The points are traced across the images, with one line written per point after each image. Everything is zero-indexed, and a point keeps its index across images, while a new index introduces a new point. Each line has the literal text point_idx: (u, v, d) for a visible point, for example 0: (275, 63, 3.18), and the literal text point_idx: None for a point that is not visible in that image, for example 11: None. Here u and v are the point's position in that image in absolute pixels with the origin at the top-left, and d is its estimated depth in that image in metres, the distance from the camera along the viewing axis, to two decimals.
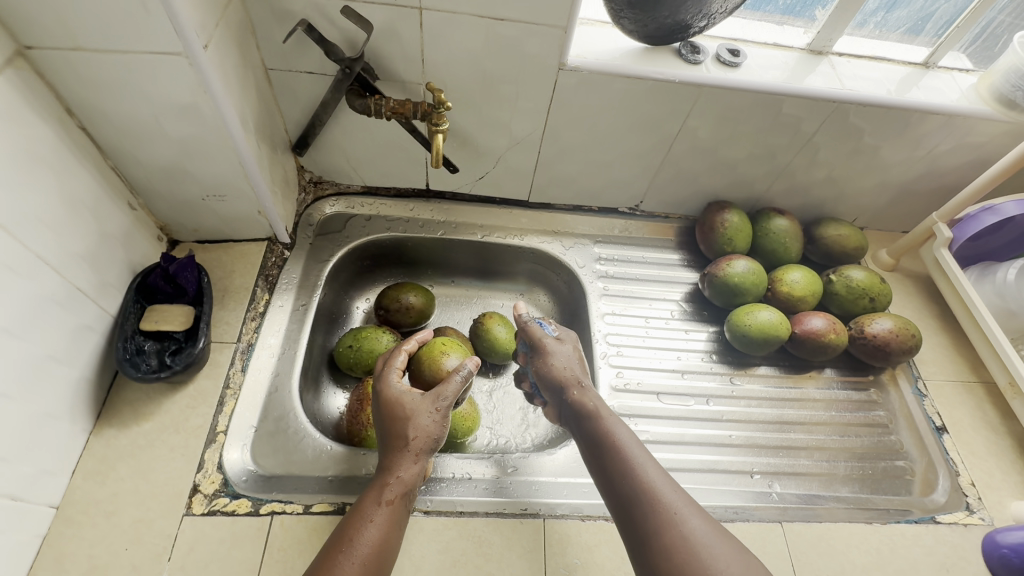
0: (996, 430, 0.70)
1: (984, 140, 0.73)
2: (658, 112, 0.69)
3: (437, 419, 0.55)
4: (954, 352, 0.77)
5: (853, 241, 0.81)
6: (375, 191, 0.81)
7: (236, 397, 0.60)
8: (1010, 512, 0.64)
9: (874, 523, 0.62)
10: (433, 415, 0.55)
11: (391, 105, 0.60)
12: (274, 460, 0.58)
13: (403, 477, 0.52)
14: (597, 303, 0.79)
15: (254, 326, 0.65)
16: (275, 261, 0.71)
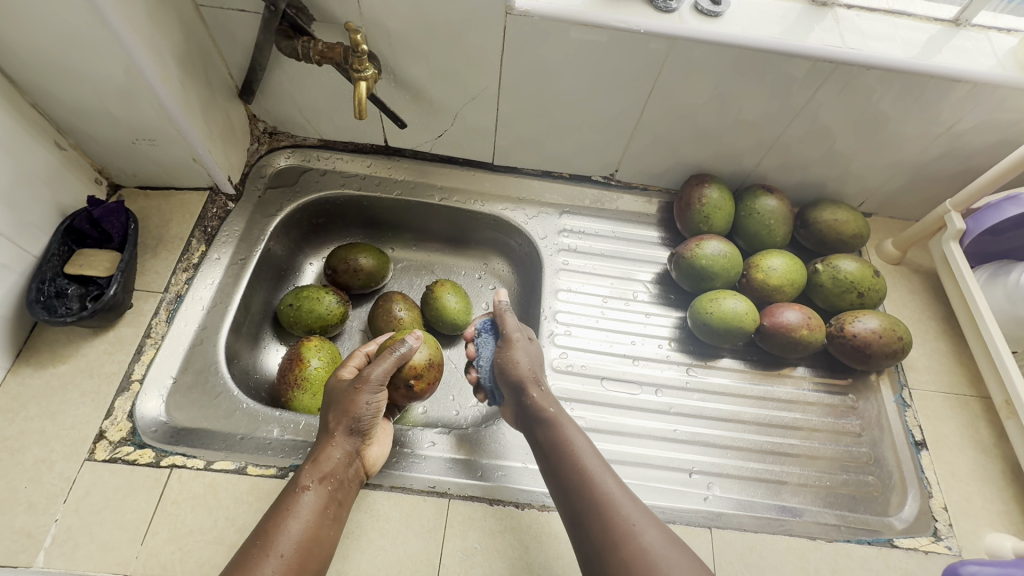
0: (985, 450, 0.62)
1: (1018, 117, 0.62)
2: (624, 67, 0.62)
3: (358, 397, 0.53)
4: (953, 360, 0.68)
5: (851, 228, 0.72)
6: (332, 145, 0.78)
7: (156, 346, 0.59)
8: (983, 544, 0.57)
9: (817, 539, 0.56)
10: (356, 393, 0.54)
11: (319, 48, 0.56)
12: (186, 413, 0.57)
13: (324, 461, 0.50)
14: (554, 278, 0.74)
15: (185, 277, 0.64)
16: (216, 212, 0.69)
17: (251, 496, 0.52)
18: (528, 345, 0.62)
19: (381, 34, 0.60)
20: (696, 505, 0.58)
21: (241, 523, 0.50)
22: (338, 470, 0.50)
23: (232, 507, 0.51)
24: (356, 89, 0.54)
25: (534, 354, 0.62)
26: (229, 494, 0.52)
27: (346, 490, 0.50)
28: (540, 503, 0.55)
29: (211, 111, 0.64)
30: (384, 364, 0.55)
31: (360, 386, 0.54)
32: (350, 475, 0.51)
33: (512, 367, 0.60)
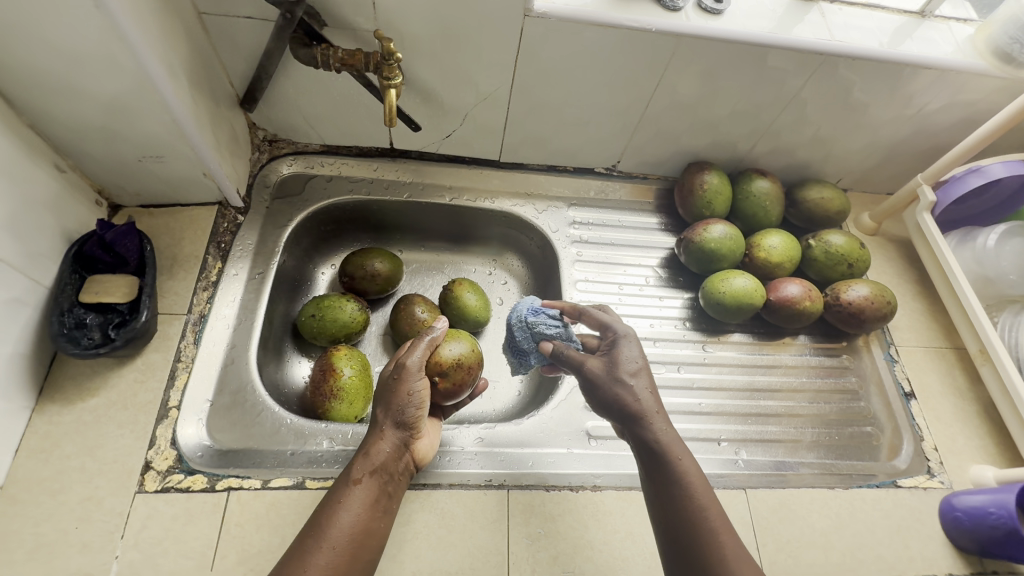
0: (963, 394, 0.71)
1: (977, 98, 0.70)
2: (633, 64, 0.64)
3: (403, 387, 0.53)
4: (929, 318, 0.76)
5: (835, 205, 0.79)
6: (336, 150, 0.76)
7: (188, 370, 0.57)
8: (969, 475, 0.65)
9: (835, 487, 0.63)
10: (400, 382, 0.53)
11: (340, 55, 0.55)
12: (230, 435, 0.56)
13: (373, 454, 0.50)
14: (570, 269, 0.76)
15: (206, 297, 0.62)
16: (227, 226, 0.67)
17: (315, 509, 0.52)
18: (617, 359, 0.56)
19: (395, 37, 0.60)
20: (729, 470, 0.63)
21: None
22: (388, 463, 0.50)
23: (297, 522, 0.51)
24: (386, 98, 0.53)
25: (636, 365, 0.56)
26: (292, 510, 0.52)
27: (396, 483, 0.50)
28: (592, 484, 0.58)
29: (218, 123, 0.62)
30: (423, 350, 0.55)
31: (402, 374, 0.54)
32: (399, 467, 0.51)
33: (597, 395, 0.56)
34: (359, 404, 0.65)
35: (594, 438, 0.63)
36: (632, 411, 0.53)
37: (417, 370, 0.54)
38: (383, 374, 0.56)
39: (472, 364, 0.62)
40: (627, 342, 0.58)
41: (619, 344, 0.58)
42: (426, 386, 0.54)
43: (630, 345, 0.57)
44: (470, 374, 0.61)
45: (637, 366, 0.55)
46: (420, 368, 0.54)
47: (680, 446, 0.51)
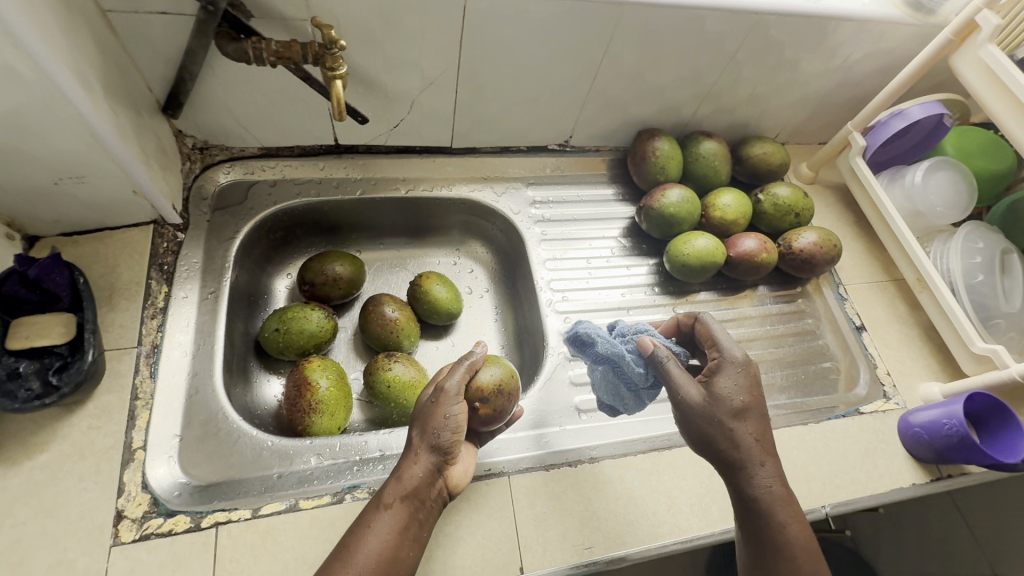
0: (906, 321, 0.77)
1: (893, 46, 0.74)
2: (579, 36, 0.64)
3: (438, 411, 0.51)
4: (869, 255, 0.82)
5: (777, 159, 0.82)
6: (276, 152, 0.71)
7: (149, 407, 0.53)
8: (919, 393, 0.71)
9: (808, 423, 0.67)
10: (436, 406, 0.51)
11: (274, 48, 0.51)
12: (207, 468, 0.52)
13: (404, 478, 0.48)
14: (537, 249, 0.76)
15: (155, 325, 0.57)
16: (167, 246, 0.61)
17: (315, 529, 0.50)
18: (728, 395, 0.50)
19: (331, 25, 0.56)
20: None
21: (313, 558, 0.48)
22: (419, 489, 0.48)
23: (298, 545, 0.49)
24: (333, 90, 0.50)
25: (740, 399, 0.50)
26: (289, 534, 0.49)
27: (428, 510, 0.48)
28: (589, 457, 0.60)
29: (142, 134, 0.56)
30: (461, 373, 0.53)
31: (439, 399, 0.51)
32: (431, 495, 0.49)
33: (689, 423, 0.50)
34: (340, 413, 0.63)
35: (584, 412, 0.65)
36: (728, 447, 0.49)
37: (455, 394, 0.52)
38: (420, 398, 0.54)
39: (508, 385, 0.57)
40: (741, 372, 0.51)
41: (722, 373, 0.51)
42: (463, 410, 0.52)
43: (735, 374, 0.51)
44: (506, 395, 0.57)
45: (746, 400, 0.50)
46: (458, 393, 0.52)
47: (777, 484, 0.49)
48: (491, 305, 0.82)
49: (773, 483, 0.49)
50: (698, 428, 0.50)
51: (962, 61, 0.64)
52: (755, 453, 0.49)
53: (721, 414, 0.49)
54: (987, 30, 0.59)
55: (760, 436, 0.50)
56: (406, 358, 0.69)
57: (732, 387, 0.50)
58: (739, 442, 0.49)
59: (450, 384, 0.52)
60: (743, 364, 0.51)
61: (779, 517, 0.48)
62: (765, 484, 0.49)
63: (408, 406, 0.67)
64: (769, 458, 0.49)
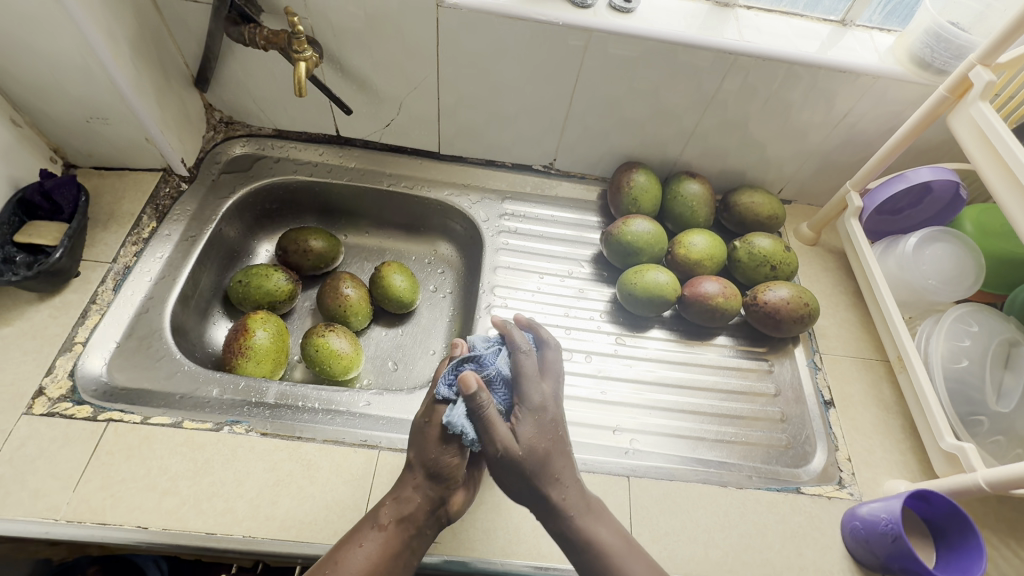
0: (888, 407, 0.67)
1: (902, 106, 0.69)
2: (549, 57, 0.68)
3: (437, 433, 0.50)
4: (861, 329, 0.74)
5: (767, 210, 0.78)
6: (286, 135, 0.82)
7: (101, 312, 0.62)
8: (882, 489, 0.61)
9: (728, 486, 0.60)
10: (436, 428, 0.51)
11: (265, 34, 0.61)
12: (127, 374, 0.59)
13: (402, 501, 0.49)
14: (494, 257, 0.78)
15: (133, 251, 0.67)
16: (169, 192, 0.73)
17: (186, 447, 0.54)
18: (528, 440, 0.50)
19: (325, 26, 0.66)
20: (618, 457, 0.62)
21: (173, 472, 0.52)
22: (416, 515, 0.49)
23: (165, 457, 0.53)
24: (296, 69, 0.59)
25: (537, 442, 0.50)
26: (163, 445, 0.54)
27: (421, 538, 0.49)
28: None
29: (166, 96, 0.68)
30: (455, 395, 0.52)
31: (434, 419, 0.51)
32: (429, 520, 0.49)
33: (505, 468, 0.50)
34: (267, 364, 0.68)
35: None
36: (535, 487, 0.50)
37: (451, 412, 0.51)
38: (416, 417, 0.53)
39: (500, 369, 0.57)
40: (538, 417, 0.52)
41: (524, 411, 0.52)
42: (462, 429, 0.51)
43: (530, 421, 0.51)
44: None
45: (536, 445, 0.50)
46: None
47: (582, 505, 0.50)
48: (449, 307, 0.84)
49: (578, 511, 0.50)
50: (513, 472, 0.50)
51: (957, 121, 0.58)
52: (558, 483, 0.50)
53: (528, 461, 0.49)
54: (979, 86, 0.54)
55: (554, 471, 0.50)
56: (345, 332, 0.73)
57: (528, 432, 0.50)
58: (547, 481, 0.50)
59: (444, 403, 0.51)
60: (546, 409, 0.52)
61: (592, 539, 0.49)
62: (570, 515, 0.49)
63: (332, 373, 0.71)
64: (572, 486, 0.51)
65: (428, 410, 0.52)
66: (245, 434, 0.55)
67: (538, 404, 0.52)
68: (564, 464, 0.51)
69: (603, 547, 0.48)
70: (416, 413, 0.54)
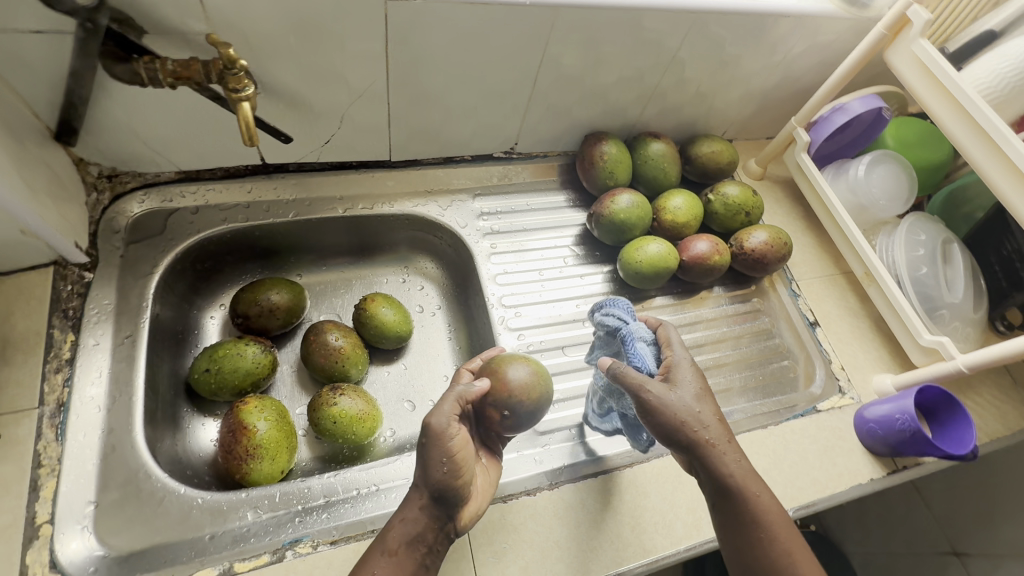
0: (858, 314, 0.78)
1: (832, 39, 0.74)
2: (512, 39, 0.61)
3: (437, 453, 0.46)
4: (820, 249, 0.83)
5: (726, 156, 0.81)
6: (196, 175, 0.66)
7: (55, 474, 0.48)
8: (873, 386, 0.72)
9: (768, 426, 0.67)
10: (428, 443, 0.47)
11: (170, 68, 0.46)
12: (128, 535, 0.47)
13: (410, 522, 0.45)
14: (486, 264, 0.73)
15: (60, 380, 0.51)
16: (71, 288, 0.56)
17: None
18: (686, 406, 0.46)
19: (238, 40, 0.52)
20: None
21: None
22: (426, 535, 0.45)
23: None
24: (239, 111, 0.46)
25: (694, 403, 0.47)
26: None
27: (435, 554, 0.46)
28: (548, 482, 0.58)
29: (29, 167, 0.50)
30: (451, 399, 0.48)
31: (431, 434, 0.46)
32: (439, 537, 0.46)
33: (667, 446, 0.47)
34: (283, 456, 0.58)
35: (542, 433, 0.63)
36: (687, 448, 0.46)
37: (450, 431, 0.46)
38: (419, 431, 0.49)
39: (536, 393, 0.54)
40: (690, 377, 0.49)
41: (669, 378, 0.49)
42: (462, 444, 0.47)
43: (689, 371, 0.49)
44: (529, 402, 0.53)
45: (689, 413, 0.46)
46: (450, 423, 0.47)
47: (740, 463, 0.46)
48: (444, 324, 0.78)
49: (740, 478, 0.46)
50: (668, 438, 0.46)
51: (896, 56, 0.64)
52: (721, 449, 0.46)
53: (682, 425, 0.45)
54: (919, 24, 0.60)
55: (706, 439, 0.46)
56: (354, 389, 0.65)
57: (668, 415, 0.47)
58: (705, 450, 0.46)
59: (442, 421, 0.46)
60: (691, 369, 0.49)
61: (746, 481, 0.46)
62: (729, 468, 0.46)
63: (357, 438, 0.64)
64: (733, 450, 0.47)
65: (423, 429, 0.47)
66: (315, 551, 0.48)
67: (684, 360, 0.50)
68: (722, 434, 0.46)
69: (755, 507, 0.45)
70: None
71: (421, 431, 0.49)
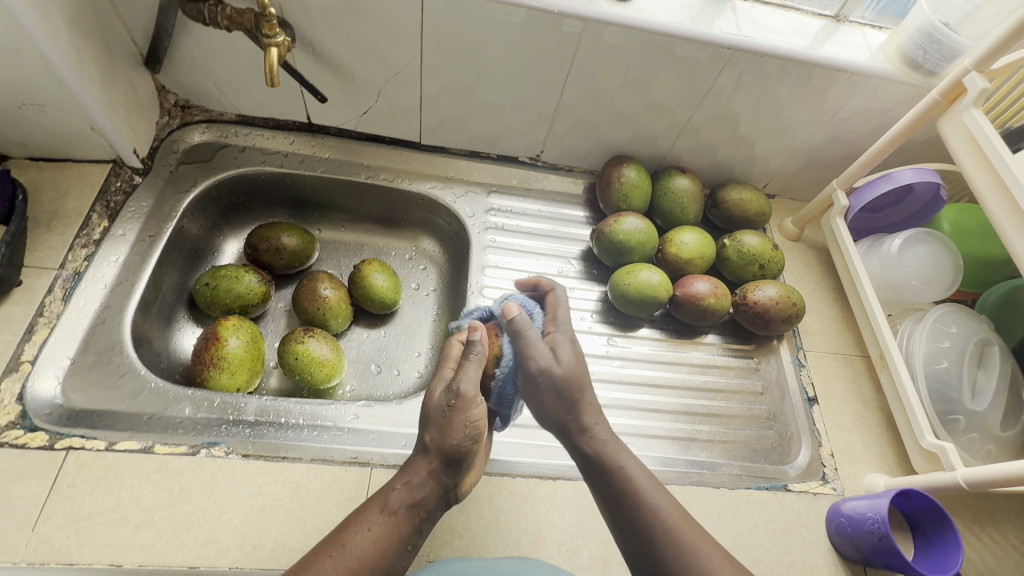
0: (868, 403, 0.70)
1: (890, 105, 0.70)
2: (541, 46, 0.64)
3: (460, 420, 0.45)
4: (842, 325, 0.76)
5: (755, 206, 0.78)
6: (251, 120, 0.75)
7: (50, 326, 0.56)
8: (862, 483, 0.64)
9: (721, 487, 0.61)
10: (454, 412, 0.46)
11: (228, 13, 0.56)
12: (84, 395, 0.54)
13: (415, 485, 0.45)
14: (481, 255, 0.75)
15: (83, 254, 0.61)
16: (120, 186, 0.66)
17: (159, 475, 0.50)
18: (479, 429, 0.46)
19: (295, 4, 0.60)
20: None
21: (147, 503, 0.49)
22: (429, 500, 0.46)
23: (137, 486, 0.49)
24: (268, 56, 0.56)
25: (574, 366, 0.51)
26: (133, 474, 0.50)
27: (429, 520, 0.46)
28: None
29: (111, 78, 0.60)
30: (477, 373, 0.47)
31: (458, 403, 0.46)
32: (439, 503, 0.47)
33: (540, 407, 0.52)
34: (242, 375, 0.60)
35: None
36: (568, 410, 0.51)
37: (475, 398, 0.46)
38: (433, 396, 0.48)
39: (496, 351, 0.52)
40: (573, 343, 0.53)
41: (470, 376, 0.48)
42: (484, 415, 0.46)
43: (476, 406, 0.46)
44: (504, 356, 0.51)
45: (574, 369, 0.51)
46: (478, 395, 0.46)
47: (610, 435, 0.51)
48: (433, 305, 0.81)
49: (609, 442, 0.51)
50: (542, 390, 0.51)
51: (948, 126, 0.59)
52: (591, 436, 0.51)
53: (564, 381, 0.50)
54: (973, 93, 0.55)
55: (585, 402, 0.51)
56: (326, 336, 0.68)
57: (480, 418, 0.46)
58: (579, 406, 0.51)
59: (468, 388, 0.46)
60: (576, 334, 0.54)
61: (620, 465, 0.50)
62: (600, 440, 0.51)
63: (314, 381, 0.67)
64: (600, 414, 0.52)
65: (451, 392, 0.46)
66: (225, 457, 0.52)
67: (570, 333, 0.54)
68: (594, 394, 0.53)
69: (631, 478, 0.49)
70: (432, 391, 0.48)
71: (441, 394, 0.47)
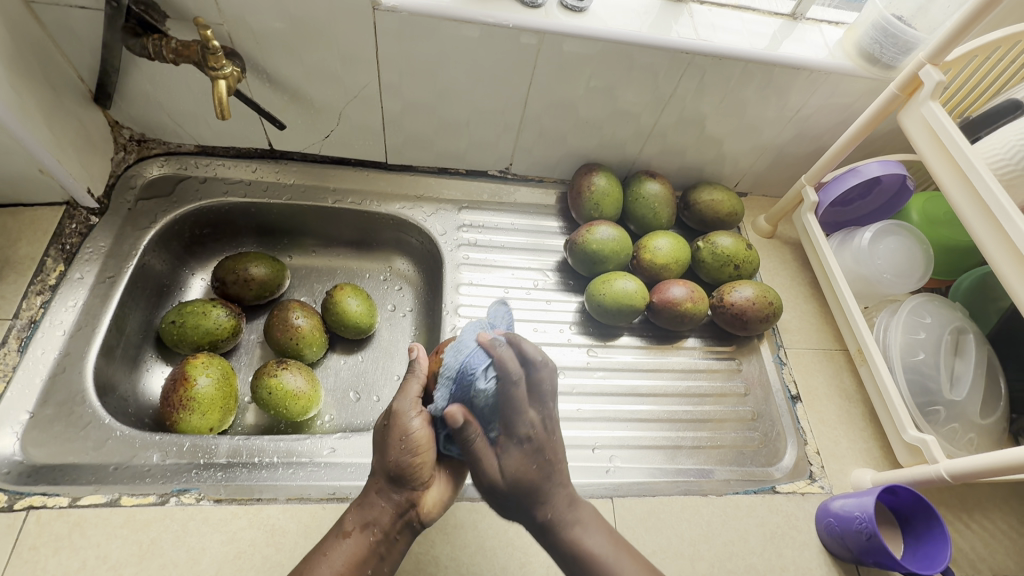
0: (850, 397, 0.70)
1: (852, 99, 0.70)
2: (499, 61, 0.63)
3: (394, 435, 0.46)
4: (821, 320, 0.76)
5: (727, 206, 0.78)
6: (211, 150, 0.73)
7: (6, 380, 0.54)
8: (850, 480, 0.64)
9: (708, 495, 0.61)
10: (390, 428, 0.47)
11: (173, 46, 0.55)
12: (46, 449, 0.52)
13: (366, 505, 0.46)
14: (455, 273, 0.74)
15: (39, 301, 0.59)
16: (76, 227, 0.64)
17: (126, 528, 0.48)
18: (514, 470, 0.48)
19: (245, 32, 0.58)
20: (599, 478, 0.61)
21: (115, 559, 0.47)
22: (382, 519, 0.46)
23: (103, 543, 0.47)
24: (216, 88, 0.55)
25: (521, 470, 0.48)
26: (99, 530, 0.48)
27: (390, 543, 0.46)
28: None
29: (58, 117, 0.59)
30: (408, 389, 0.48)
31: (391, 419, 0.47)
32: (398, 525, 0.46)
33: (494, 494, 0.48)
34: (214, 414, 0.58)
35: None
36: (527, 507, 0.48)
37: (406, 410, 0.47)
38: (378, 421, 0.50)
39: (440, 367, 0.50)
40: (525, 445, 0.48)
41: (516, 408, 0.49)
42: (420, 426, 0.47)
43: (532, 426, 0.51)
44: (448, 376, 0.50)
45: (520, 473, 0.47)
46: (410, 405, 0.47)
47: (576, 516, 0.49)
48: (411, 326, 0.79)
49: (569, 522, 0.48)
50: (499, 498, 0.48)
51: (908, 119, 0.59)
52: (550, 504, 0.48)
53: (513, 491, 0.47)
54: (929, 86, 0.55)
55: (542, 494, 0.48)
56: (300, 367, 0.67)
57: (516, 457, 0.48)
58: (535, 503, 0.48)
59: (400, 403, 0.47)
60: (534, 438, 0.49)
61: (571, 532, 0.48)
62: (562, 523, 0.48)
63: (290, 414, 0.65)
64: (556, 502, 0.48)
65: (387, 412, 0.48)
66: (196, 504, 0.50)
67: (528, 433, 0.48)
68: (559, 481, 0.49)
69: (598, 553, 0.47)
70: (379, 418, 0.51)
71: (382, 417, 0.50)
